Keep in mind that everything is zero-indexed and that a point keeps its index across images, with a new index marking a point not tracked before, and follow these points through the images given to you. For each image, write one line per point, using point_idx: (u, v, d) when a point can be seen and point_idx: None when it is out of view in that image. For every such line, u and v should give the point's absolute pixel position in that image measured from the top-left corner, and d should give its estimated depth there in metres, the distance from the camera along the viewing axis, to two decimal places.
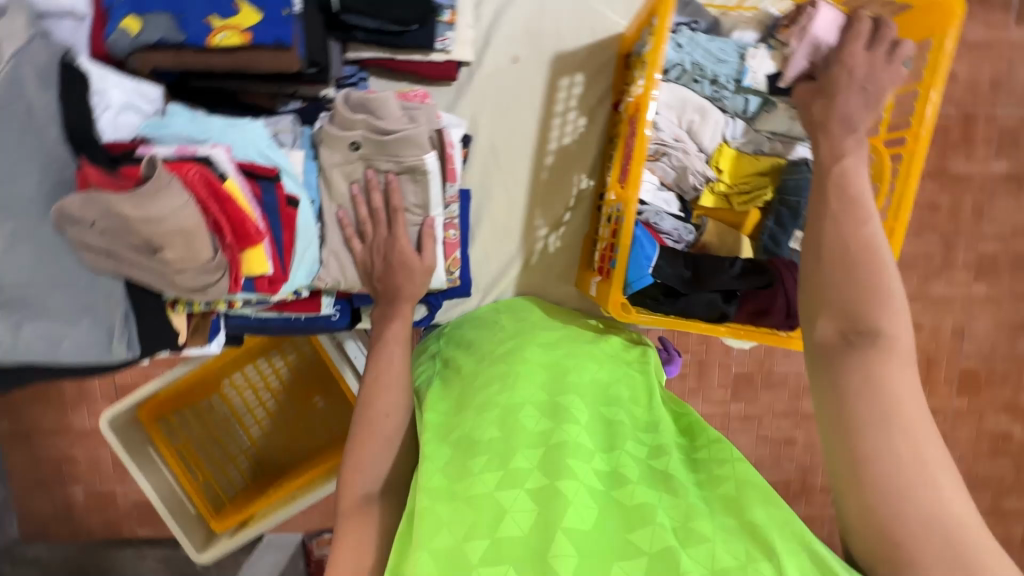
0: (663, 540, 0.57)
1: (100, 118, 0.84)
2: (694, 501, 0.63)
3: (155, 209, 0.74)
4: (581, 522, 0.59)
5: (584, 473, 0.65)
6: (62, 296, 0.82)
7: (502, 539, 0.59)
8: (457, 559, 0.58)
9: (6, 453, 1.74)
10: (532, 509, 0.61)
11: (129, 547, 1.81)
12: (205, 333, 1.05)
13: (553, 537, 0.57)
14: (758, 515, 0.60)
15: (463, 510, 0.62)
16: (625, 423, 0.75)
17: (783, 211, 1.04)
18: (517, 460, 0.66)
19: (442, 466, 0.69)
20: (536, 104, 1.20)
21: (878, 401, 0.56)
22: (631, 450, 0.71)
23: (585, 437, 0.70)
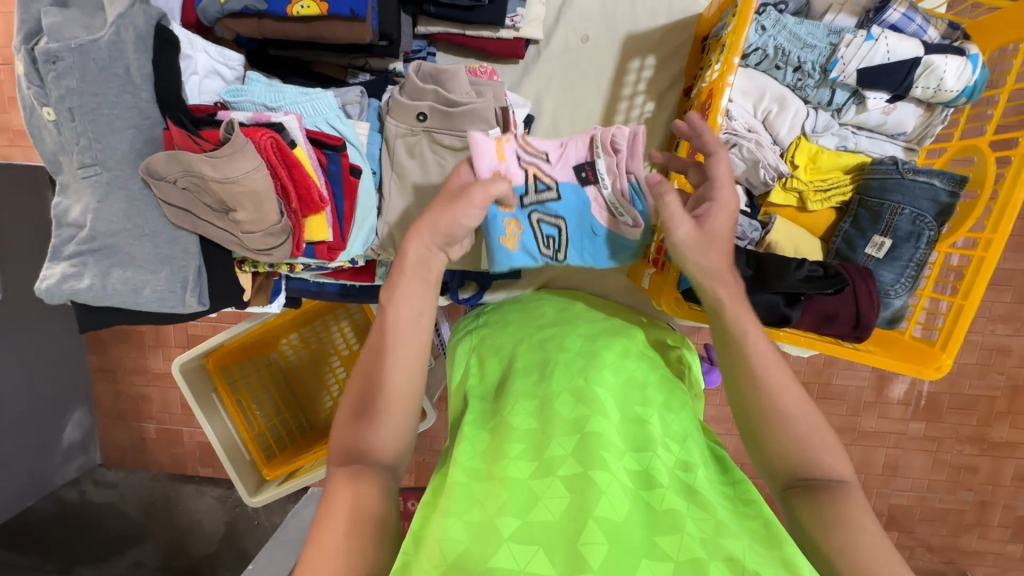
0: (692, 550, 0.56)
1: (188, 82, 0.90)
2: (723, 518, 0.61)
3: (230, 170, 0.79)
4: (614, 511, 0.58)
5: (616, 467, 0.64)
6: (144, 247, 0.90)
7: (532, 521, 0.58)
8: (487, 532, 0.58)
9: (93, 385, 1.92)
10: (565, 496, 0.61)
11: (191, 484, 1.93)
12: (267, 293, 1.11)
13: (586, 524, 0.57)
14: (794, 555, 0.58)
15: (497, 492, 0.63)
16: (657, 427, 0.74)
17: (862, 213, 0.95)
18: (551, 449, 0.67)
19: (479, 453, 0.72)
20: (603, 86, 1.16)
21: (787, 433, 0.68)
22: (664, 458, 0.69)
23: (617, 436, 0.70)
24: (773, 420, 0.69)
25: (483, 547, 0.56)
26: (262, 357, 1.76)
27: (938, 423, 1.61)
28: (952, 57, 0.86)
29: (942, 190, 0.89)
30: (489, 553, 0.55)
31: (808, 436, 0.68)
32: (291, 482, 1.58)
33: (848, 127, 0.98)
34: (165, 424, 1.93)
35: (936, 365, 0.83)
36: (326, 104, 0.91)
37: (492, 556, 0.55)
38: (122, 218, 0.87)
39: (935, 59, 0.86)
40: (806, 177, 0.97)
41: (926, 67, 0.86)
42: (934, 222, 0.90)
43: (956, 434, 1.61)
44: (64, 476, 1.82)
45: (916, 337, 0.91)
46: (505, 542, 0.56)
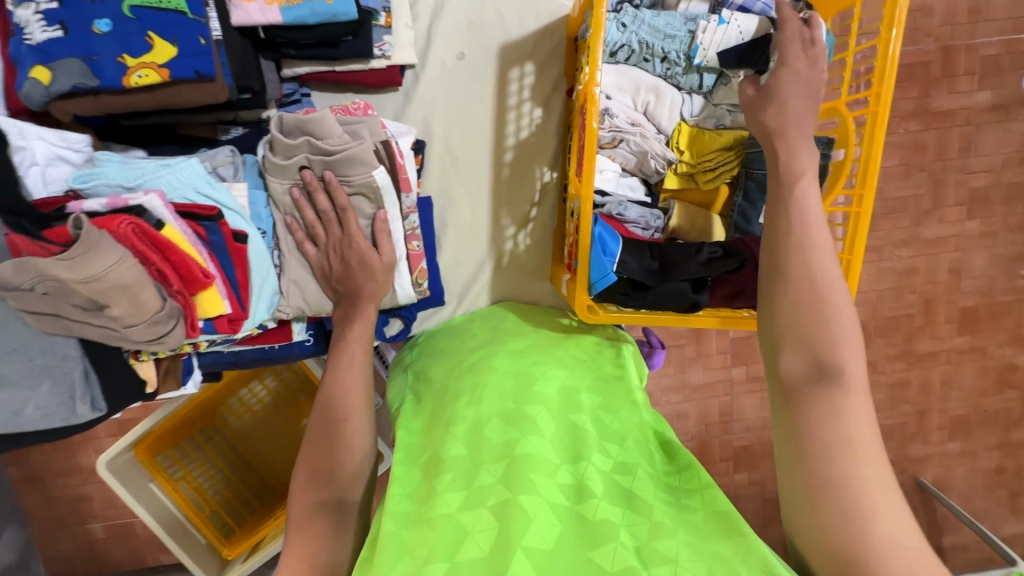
0: (625, 559, 0.55)
1: (28, 176, 0.81)
2: (660, 519, 0.60)
3: (89, 268, 0.71)
4: (542, 541, 0.57)
5: (546, 486, 0.63)
6: (16, 364, 0.81)
7: (461, 562, 0.56)
8: None
9: (21, 497, 1.72)
10: (494, 526, 0.60)
11: (155, 574, 1.81)
12: (177, 375, 1.03)
13: (513, 558, 0.55)
14: (729, 546, 0.57)
15: (424, 533, 0.61)
16: (591, 432, 0.73)
17: (751, 185, 1.00)
18: (481, 479, 0.66)
19: (409, 494, 0.70)
20: (489, 98, 1.15)
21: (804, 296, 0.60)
22: (598, 463, 0.68)
23: (550, 450, 0.69)
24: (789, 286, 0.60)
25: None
26: (201, 432, 1.64)
27: (869, 348, 1.72)
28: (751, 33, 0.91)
29: (814, 154, 0.94)
30: None
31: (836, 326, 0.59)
32: (256, 556, 1.48)
33: (723, 106, 1.00)
34: (112, 520, 1.75)
35: None
36: (192, 173, 0.85)
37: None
38: None
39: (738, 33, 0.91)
40: (693, 159, 0.99)
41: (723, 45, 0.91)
42: (813, 184, 0.94)
43: (886, 355, 1.72)
44: None
45: None
46: None
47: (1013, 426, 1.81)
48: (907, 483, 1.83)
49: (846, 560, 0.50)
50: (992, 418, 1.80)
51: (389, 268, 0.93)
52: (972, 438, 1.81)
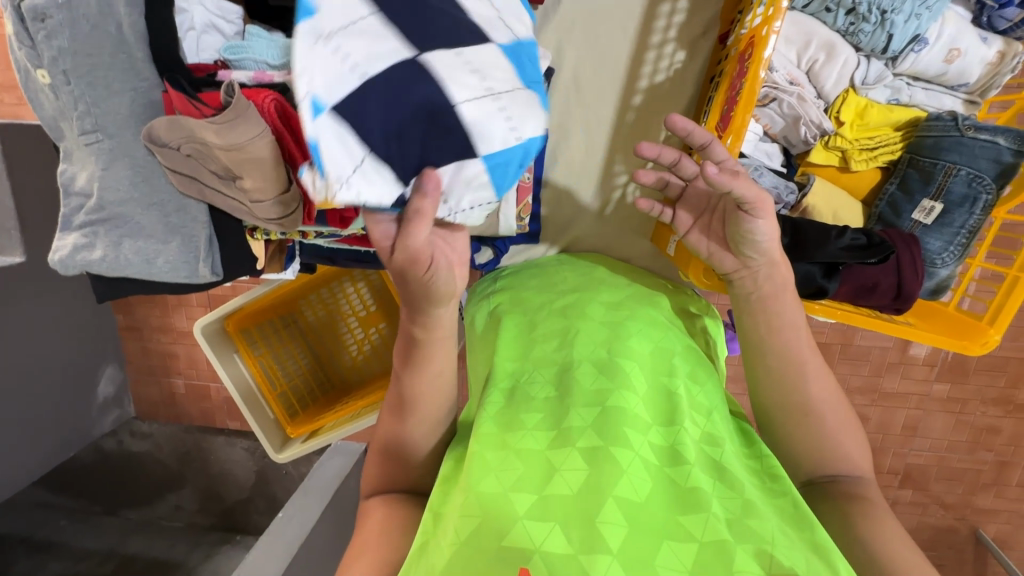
0: (716, 531, 0.55)
1: (185, 39, 0.84)
2: (750, 498, 0.59)
3: (234, 136, 0.74)
4: (635, 493, 0.58)
5: (639, 444, 0.63)
6: (154, 216, 0.87)
7: (549, 497, 0.57)
8: (502, 507, 0.57)
9: (122, 341, 1.93)
10: (583, 469, 0.60)
11: (221, 436, 1.96)
12: (281, 260, 1.08)
13: (604, 505, 0.56)
14: (820, 535, 0.58)
15: (513, 462, 0.62)
16: (683, 397, 0.71)
17: (912, 174, 0.88)
18: (571, 419, 0.65)
19: (495, 414, 0.69)
20: (631, 32, 1.07)
21: (793, 405, 0.73)
22: (691, 429, 0.67)
23: (641, 408, 0.68)
24: (801, 416, 0.72)
25: (499, 522, 0.56)
26: (281, 318, 1.74)
27: (964, 384, 1.54)
28: None
29: (1005, 150, 0.81)
30: (503, 534, 0.55)
31: (832, 431, 0.72)
32: (314, 440, 1.61)
33: (903, 77, 0.89)
34: (193, 379, 1.95)
35: (984, 341, 0.78)
36: None
37: (506, 533, 0.55)
38: (129, 186, 0.85)
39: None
40: (852, 134, 0.90)
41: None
42: (993, 184, 0.83)
43: (982, 396, 1.55)
44: (102, 428, 1.90)
45: (961, 309, 0.87)
46: (520, 520, 0.55)
47: None
48: (962, 530, 1.70)
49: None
50: None
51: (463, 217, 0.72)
52: None
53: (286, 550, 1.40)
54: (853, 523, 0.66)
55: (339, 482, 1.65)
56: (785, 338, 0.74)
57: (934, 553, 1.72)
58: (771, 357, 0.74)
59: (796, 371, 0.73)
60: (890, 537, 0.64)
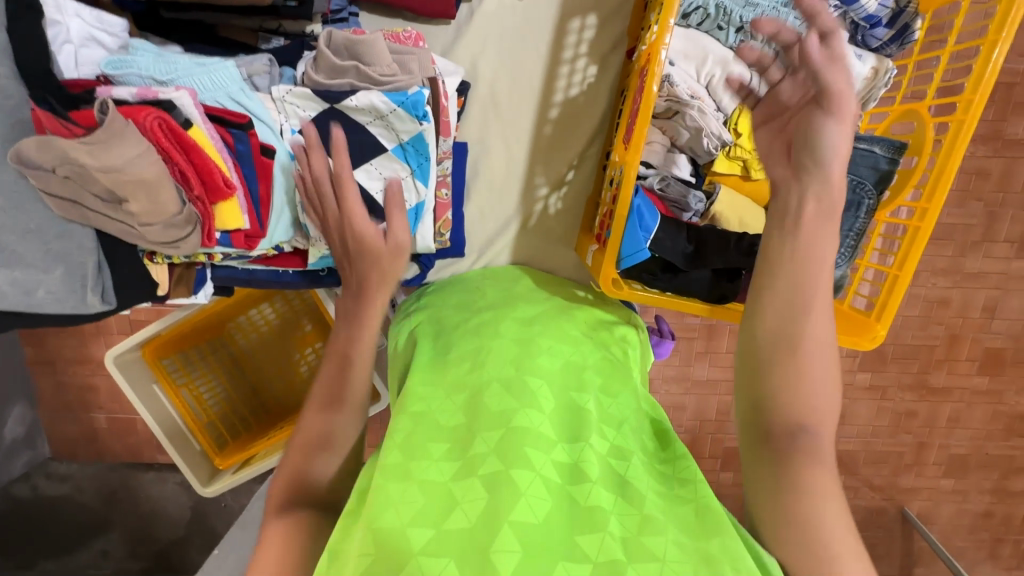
0: (611, 551, 0.55)
1: (60, 53, 0.78)
2: (650, 512, 0.60)
3: (113, 158, 0.71)
4: (532, 516, 0.57)
5: (541, 464, 0.62)
6: (34, 243, 0.80)
7: (448, 530, 0.56)
8: (399, 543, 0.55)
9: (31, 377, 1.76)
10: (482, 497, 0.59)
11: (151, 471, 1.82)
12: (189, 284, 1.03)
13: (499, 533, 0.55)
14: (717, 544, 0.57)
15: (413, 492, 0.60)
16: (592, 412, 0.71)
17: None
18: (475, 445, 0.65)
19: (397, 442, 0.67)
20: (543, 47, 1.09)
21: (783, 348, 0.66)
22: (596, 444, 0.67)
23: (548, 427, 0.68)
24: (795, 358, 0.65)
25: (394, 562, 0.54)
26: (207, 343, 1.66)
27: (882, 372, 1.65)
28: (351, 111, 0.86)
29: (882, 157, 0.87)
30: (399, 572, 0.53)
31: (817, 397, 0.64)
32: (245, 470, 1.52)
33: None
34: (116, 413, 1.78)
35: (872, 336, 0.84)
36: (226, 76, 0.82)
37: (401, 574, 0.53)
38: (1, 212, 0.77)
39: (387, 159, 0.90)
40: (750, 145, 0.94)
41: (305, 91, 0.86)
42: (874, 190, 0.88)
43: (898, 383, 1.65)
44: (10, 473, 1.72)
45: (853, 308, 0.92)
46: (415, 556, 0.54)
47: (1012, 474, 1.76)
48: (890, 510, 1.80)
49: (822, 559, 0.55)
50: (991, 463, 1.75)
51: (397, 255, 0.78)
52: (967, 478, 1.76)
53: None
54: (794, 493, 0.59)
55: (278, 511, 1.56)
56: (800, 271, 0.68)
57: (867, 534, 1.81)
58: (780, 278, 0.68)
59: (800, 316, 0.66)
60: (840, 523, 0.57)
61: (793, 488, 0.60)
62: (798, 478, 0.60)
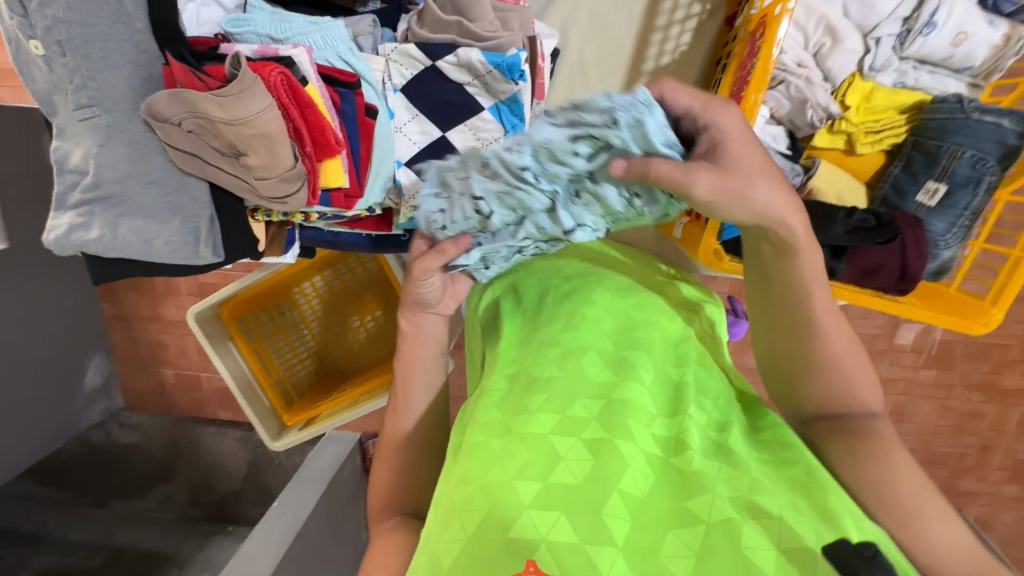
0: (724, 511, 0.55)
1: (185, 10, 0.82)
2: (760, 475, 0.60)
3: (240, 110, 0.73)
4: (637, 487, 0.59)
5: (643, 437, 0.64)
6: (152, 195, 0.85)
7: (554, 484, 0.58)
8: (507, 495, 0.57)
9: (110, 330, 1.89)
10: (587, 459, 0.60)
11: (212, 426, 1.92)
12: (281, 244, 1.07)
13: (609, 496, 0.57)
14: (834, 502, 0.56)
15: (518, 447, 0.62)
16: (691, 385, 0.72)
17: (916, 156, 0.89)
18: (575, 410, 0.66)
19: (497, 403, 0.70)
20: (636, 13, 1.06)
21: (803, 350, 0.66)
22: (696, 416, 0.68)
23: (648, 398, 0.69)
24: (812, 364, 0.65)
25: (502, 513, 0.56)
26: (275, 305, 1.71)
27: (950, 369, 1.57)
28: (456, 80, 0.88)
29: (1010, 131, 0.82)
30: (510, 524, 0.54)
31: (846, 374, 0.65)
32: (310, 428, 1.58)
33: (909, 60, 0.89)
34: (183, 369, 1.90)
35: (986, 320, 0.80)
36: (337, 36, 0.83)
37: (513, 524, 0.54)
38: (126, 163, 0.82)
39: (481, 120, 0.90)
40: (859, 117, 0.90)
41: (411, 46, 0.87)
42: (996, 166, 0.84)
43: (966, 383, 1.58)
44: (89, 420, 1.85)
45: (965, 290, 0.88)
46: (524, 510, 0.56)
47: None
48: None
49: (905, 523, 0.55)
50: None
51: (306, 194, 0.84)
52: None
53: (280, 542, 1.38)
54: (857, 461, 0.60)
55: (336, 470, 1.64)
56: (803, 282, 0.65)
57: None
58: (777, 279, 0.66)
59: (796, 294, 0.65)
60: (905, 479, 0.58)
61: (865, 461, 0.60)
62: (879, 451, 0.59)
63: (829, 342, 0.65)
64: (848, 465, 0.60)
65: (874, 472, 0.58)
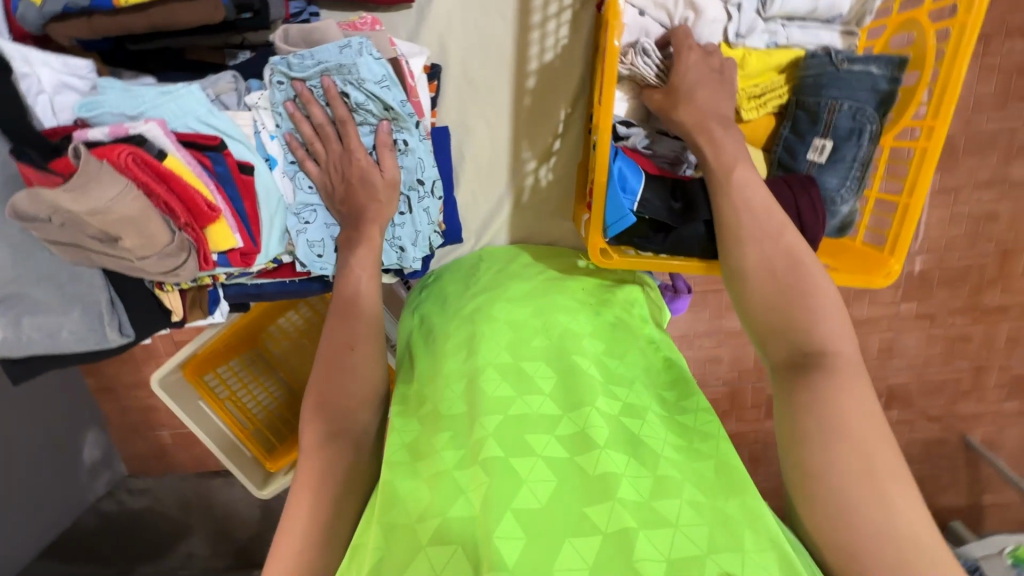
0: (621, 520, 0.55)
1: (36, 104, 0.80)
2: (664, 475, 0.61)
3: (94, 200, 0.73)
4: (535, 499, 0.57)
5: (544, 445, 0.63)
6: (46, 290, 0.85)
7: (451, 519, 0.57)
8: (406, 537, 0.56)
9: (99, 404, 1.85)
10: (483, 482, 0.58)
11: (219, 477, 1.91)
12: (203, 306, 1.05)
13: (502, 517, 0.54)
14: (732, 505, 0.58)
15: (421, 488, 0.61)
16: (598, 380, 0.72)
17: (800, 115, 0.86)
18: (476, 432, 0.64)
19: (407, 443, 0.69)
20: (509, 15, 1.04)
21: (789, 292, 0.67)
22: (602, 410, 0.67)
23: (549, 405, 0.68)
24: (788, 289, 0.67)
25: (404, 551, 0.55)
26: (241, 355, 1.72)
27: (928, 299, 1.53)
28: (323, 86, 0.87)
29: (880, 77, 0.80)
30: (406, 564, 0.54)
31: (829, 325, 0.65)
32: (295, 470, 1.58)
33: (776, 20, 0.87)
34: (177, 428, 1.86)
35: (886, 272, 0.79)
36: (193, 100, 0.82)
37: (410, 564, 0.54)
38: (12, 265, 0.82)
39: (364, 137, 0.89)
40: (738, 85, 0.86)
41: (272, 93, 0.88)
42: (875, 114, 0.82)
43: (947, 308, 1.54)
44: (96, 491, 1.85)
45: (866, 243, 0.87)
46: (422, 547, 0.55)
47: None
48: (952, 440, 1.71)
49: (859, 503, 0.55)
50: None
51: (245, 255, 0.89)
52: None
53: None
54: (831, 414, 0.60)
55: None
56: (786, 234, 0.71)
57: (930, 465, 1.74)
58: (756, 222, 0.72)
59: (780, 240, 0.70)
60: (879, 450, 0.57)
61: (830, 406, 0.60)
62: (827, 403, 0.60)
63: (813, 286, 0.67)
64: (798, 432, 0.61)
65: (843, 437, 0.58)
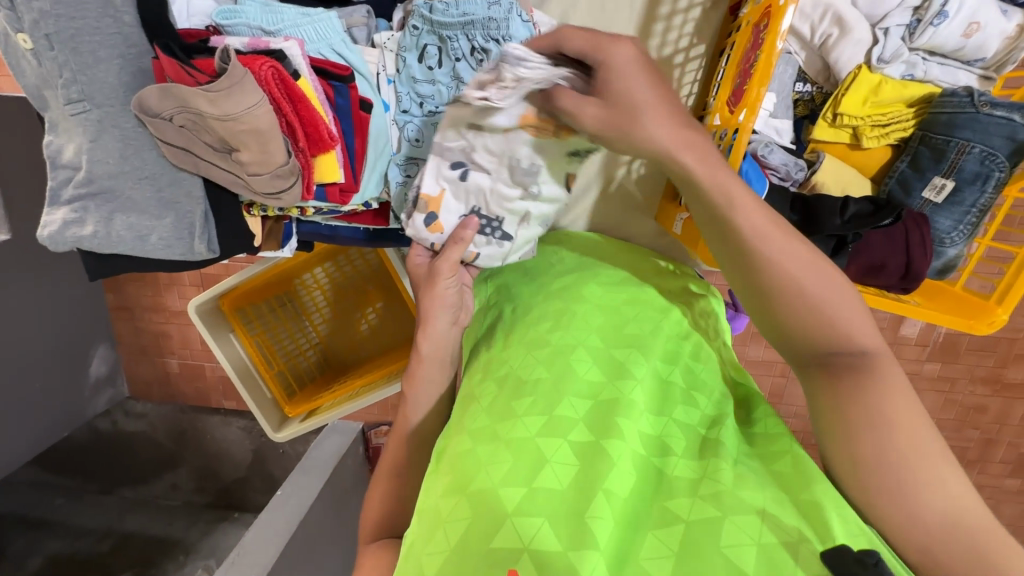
0: (705, 513, 0.56)
1: (174, 3, 0.80)
2: (743, 470, 0.60)
3: (230, 106, 0.73)
4: (622, 486, 0.58)
5: (633, 435, 0.63)
6: (144, 190, 0.84)
7: (537, 489, 0.58)
8: (491, 501, 0.57)
9: (113, 322, 1.81)
10: (573, 463, 0.60)
11: (217, 415, 1.86)
12: (278, 238, 1.03)
13: (594, 498, 0.56)
14: (821, 493, 0.58)
15: (504, 453, 0.61)
16: (680, 386, 0.72)
17: (924, 150, 0.87)
18: (563, 408, 0.65)
19: (486, 409, 0.69)
20: (638, 3, 1.03)
21: (788, 294, 0.65)
22: (680, 419, 0.68)
23: (639, 395, 0.68)
24: (779, 290, 0.66)
25: (491, 515, 0.56)
26: (276, 297, 1.70)
27: (953, 363, 1.54)
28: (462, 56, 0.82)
29: (1021, 126, 0.80)
30: (491, 535, 0.54)
31: (838, 314, 0.64)
32: (312, 419, 1.56)
33: (919, 52, 0.86)
34: (187, 358, 1.83)
35: (990, 320, 0.79)
36: (330, 27, 0.81)
37: (496, 535, 0.54)
38: (119, 159, 0.81)
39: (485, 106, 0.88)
40: (868, 111, 0.87)
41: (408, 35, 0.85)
42: (1006, 162, 0.82)
43: (971, 375, 1.55)
44: (96, 408, 1.81)
45: (969, 289, 0.88)
46: (508, 517, 0.55)
47: None
48: None
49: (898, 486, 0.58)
50: None
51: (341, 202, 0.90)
52: None
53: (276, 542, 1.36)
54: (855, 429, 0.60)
55: (337, 461, 1.63)
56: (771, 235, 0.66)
57: None
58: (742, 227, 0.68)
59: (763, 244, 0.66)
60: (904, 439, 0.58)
61: (850, 403, 0.61)
62: (871, 411, 0.60)
63: (802, 283, 0.64)
64: (839, 432, 0.62)
65: (872, 446, 0.59)
